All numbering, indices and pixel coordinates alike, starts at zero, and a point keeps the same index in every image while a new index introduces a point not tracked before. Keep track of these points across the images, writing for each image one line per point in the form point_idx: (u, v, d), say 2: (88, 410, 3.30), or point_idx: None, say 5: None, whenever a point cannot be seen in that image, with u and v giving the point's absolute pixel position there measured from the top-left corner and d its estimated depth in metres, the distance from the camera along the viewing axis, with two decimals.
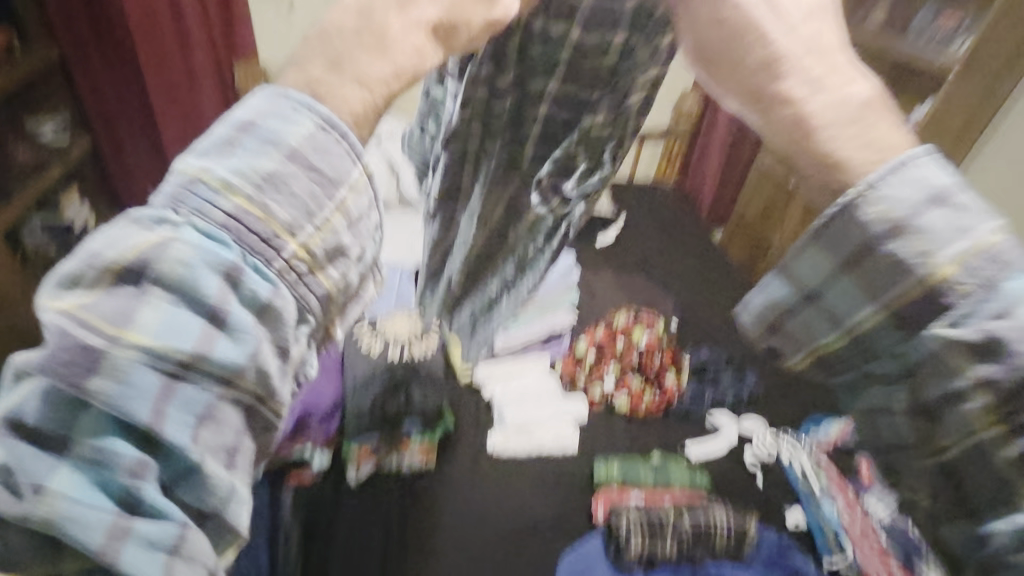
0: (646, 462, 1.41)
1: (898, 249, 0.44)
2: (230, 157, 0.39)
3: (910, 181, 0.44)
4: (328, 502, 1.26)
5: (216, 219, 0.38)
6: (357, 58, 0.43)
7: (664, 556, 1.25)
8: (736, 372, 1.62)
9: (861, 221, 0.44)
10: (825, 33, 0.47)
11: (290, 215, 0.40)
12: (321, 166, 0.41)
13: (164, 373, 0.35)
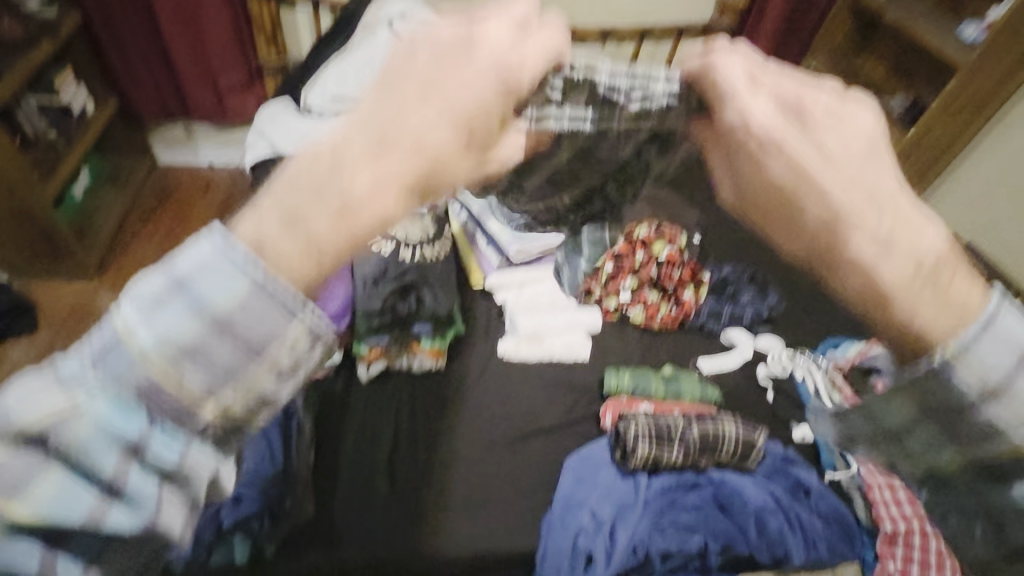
0: (657, 375, 1.38)
1: (995, 415, 0.44)
2: (151, 321, 0.38)
3: (1003, 340, 0.42)
4: (341, 400, 1.28)
5: (126, 392, 0.37)
6: (310, 218, 0.38)
7: (669, 463, 1.23)
8: (756, 291, 1.63)
9: (951, 383, 0.44)
10: (879, 177, 0.47)
11: (204, 386, 0.38)
12: (247, 339, 0.38)
13: (47, 544, 0.37)
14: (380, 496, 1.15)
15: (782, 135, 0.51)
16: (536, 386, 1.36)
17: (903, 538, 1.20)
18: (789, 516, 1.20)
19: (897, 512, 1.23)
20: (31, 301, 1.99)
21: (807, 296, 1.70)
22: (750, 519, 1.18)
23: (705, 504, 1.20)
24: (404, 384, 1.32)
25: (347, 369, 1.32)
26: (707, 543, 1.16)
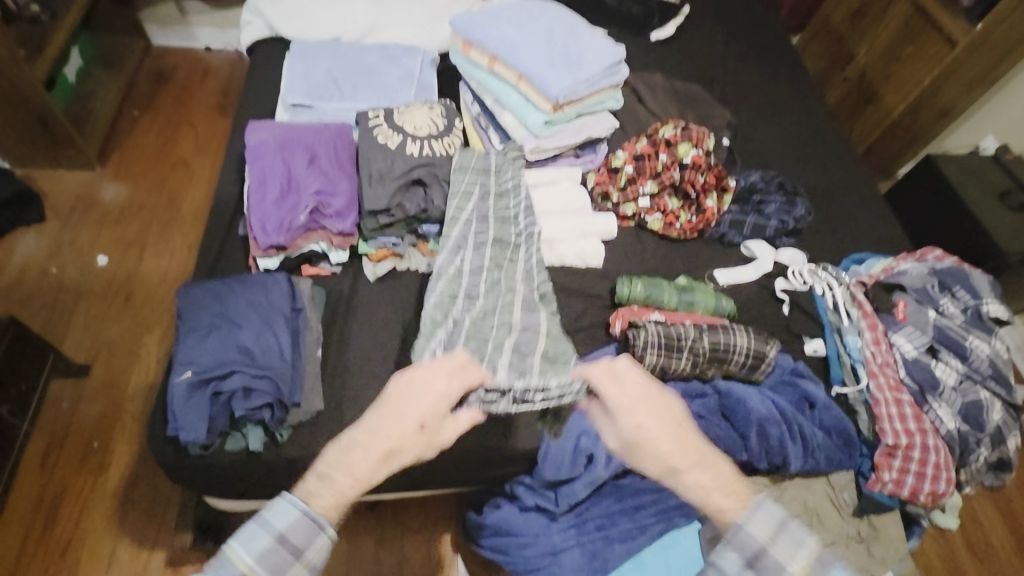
0: (670, 283, 1.35)
1: (782, 554, 0.78)
2: (246, 545, 0.74)
3: (765, 517, 0.80)
4: (348, 300, 1.28)
5: (230, 574, 0.72)
6: (345, 470, 0.77)
7: (677, 372, 1.20)
8: (785, 201, 1.54)
9: (750, 542, 0.80)
10: (666, 434, 0.83)
11: (268, 573, 0.73)
12: (296, 549, 0.74)
13: None
14: None
15: (625, 400, 0.85)
16: None
17: (903, 450, 1.21)
18: (792, 427, 1.21)
19: (902, 426, 1.22)
20: (37, 190, 1.96)
21: (835, 209, 1.62)
22: (754, 428, 1.18)
23: (709, 413, 1.20)
24: (413, 286, 1.33)
25: (355, 268, 1.33)
26: None
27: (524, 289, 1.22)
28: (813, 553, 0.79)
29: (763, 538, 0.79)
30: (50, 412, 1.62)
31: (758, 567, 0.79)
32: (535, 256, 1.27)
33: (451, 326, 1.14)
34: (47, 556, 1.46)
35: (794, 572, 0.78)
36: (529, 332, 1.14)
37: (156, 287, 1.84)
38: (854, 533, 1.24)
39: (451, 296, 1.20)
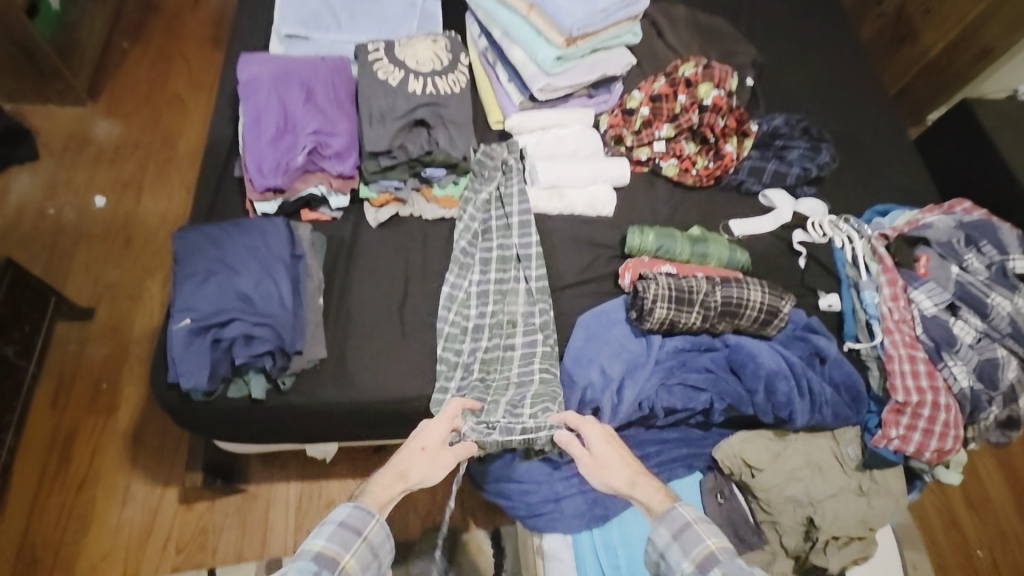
0: (684, 234, 1.29)
1: (688, 534, 0.90)
2: (317, 535, 0.89)
3: (677, 511, 0.93)
4: (349, 247, 1.24)
5: (309, 554, 0.87)
6: (380, 484, 0.95)
7: (686, 326, 1.17)
8: (809, 147, 1.45)
9: (665, 527, 0.92)
10: (620, 462, 0.99)
11: (337, 547, 0.88)
12: (357, 527, 0.90)
13: None
14: (392, 343, 1.15)
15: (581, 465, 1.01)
16: (554, 241, 1.31)
17: (913, 407, 1.20)
18: (801, 383, 1.19)
19: (914, 383, 1.20)
20: (28, 127, 1.90)
21: (860, 157, 1.53)
22: (760, 383, 1.16)
23: (716, 367, 1.18)
24: (417, 233, 1.28)
25: (357, 213, 1.28)
26: (713, 402, 1.17)
27: (526, 310, 1.21)
28: (718, 541, 0.89)
29: (690, 516, 0.91)
30: (57, 354, 1.64)
31: (681, 542, 0.90)
32: (536, 271, 1.23)
33: (464, 367, 1.15)
34: (64, 491, 1.51)
35: (701, 547, 0.88)
36: (531, 367, 1.16)
37: (156, 230, 1.81)
38: (856, 486, 1.25)
39: (461, 330, 1.19)
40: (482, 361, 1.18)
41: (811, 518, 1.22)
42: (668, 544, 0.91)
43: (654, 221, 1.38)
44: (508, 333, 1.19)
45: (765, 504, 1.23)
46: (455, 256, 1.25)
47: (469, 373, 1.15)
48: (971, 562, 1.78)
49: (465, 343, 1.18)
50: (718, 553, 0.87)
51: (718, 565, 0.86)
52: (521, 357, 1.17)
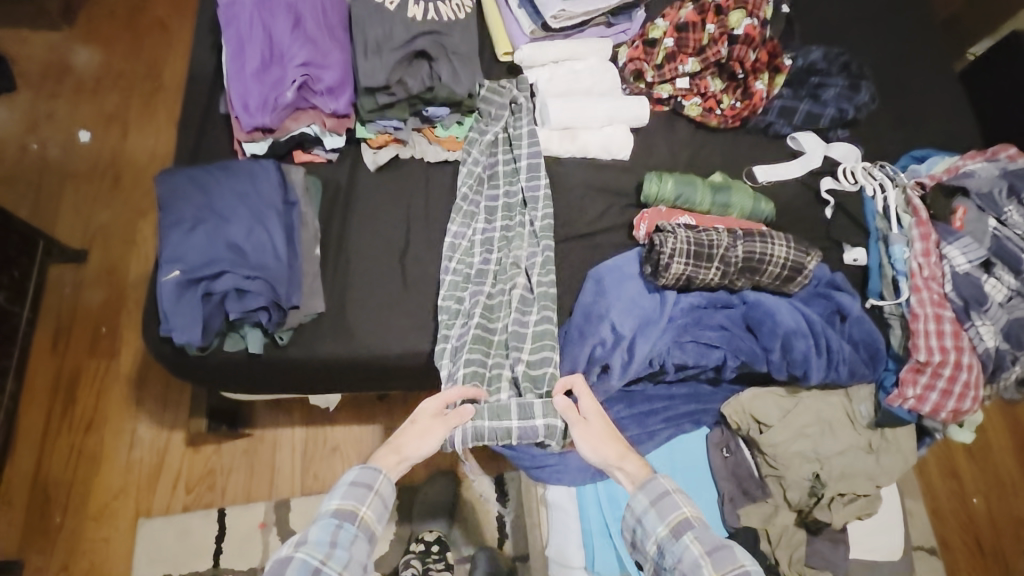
0: (705, 181, 1.20)
1: (666, 501, 0.94)
2: (333, 493, 0.92)
3: (654, 481, 0.97)
4: (346, 192, 1.16)
5: (329, 509, 0.90)
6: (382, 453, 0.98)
7: (703, 282, 1.11)
8: (847, 85, 1.33)
9: (643, 494, 0.96)
10: (611, 434, 1.02)
11: (355, 500, 0.92)
12: (368, 481, 0.93)
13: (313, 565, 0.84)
14: (393, 295, 1.10)
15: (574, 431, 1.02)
16: (565, 187, 1.23)
17: (934, 367, 1.15)
18: (820, 341, 1.14)
19: (938, 343, 1.14)
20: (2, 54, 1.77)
21: (900, 97, 1.41)
22: (777, 341, 1.11)
23: (732, 324, 1.13)
24: (418, 177, 1.20)
25: (353, 156, 1.19)
26: (727, 359, 1.13)
27: (530, 252, 1.14)
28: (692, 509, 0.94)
29: (670, 485, 0.95)
30: (53, 297, 1.61)
31: (659, 508, 0.94)
32: (541, 212, 1.16)
33: (465, 314, 1.10)
34: (71, 433, 1.52)
35: (676, 511, 0.93)
36: (531, 312, 1.11)
37: (145, 167, 1.72)
38: (865, 442, 1.22)
39: (462, 278, 1.12)
40: (485, 308, 1.11)
41: (818, 475, 1.20)
42: (645, 510, 0.95)
43: (672, 166, 1.29)
44: (512, 278, 1.12)
45: (772, 460, 1.21)
46: (456, 202, 1.17)
47: (471, 319, 1.09)
48: (966, 508, 1.80)
49: (466, 292, 1.11)
50: (692, 518, 0.93)
51: (692, 530, 0.91)
52: (521, 300, 1.11)
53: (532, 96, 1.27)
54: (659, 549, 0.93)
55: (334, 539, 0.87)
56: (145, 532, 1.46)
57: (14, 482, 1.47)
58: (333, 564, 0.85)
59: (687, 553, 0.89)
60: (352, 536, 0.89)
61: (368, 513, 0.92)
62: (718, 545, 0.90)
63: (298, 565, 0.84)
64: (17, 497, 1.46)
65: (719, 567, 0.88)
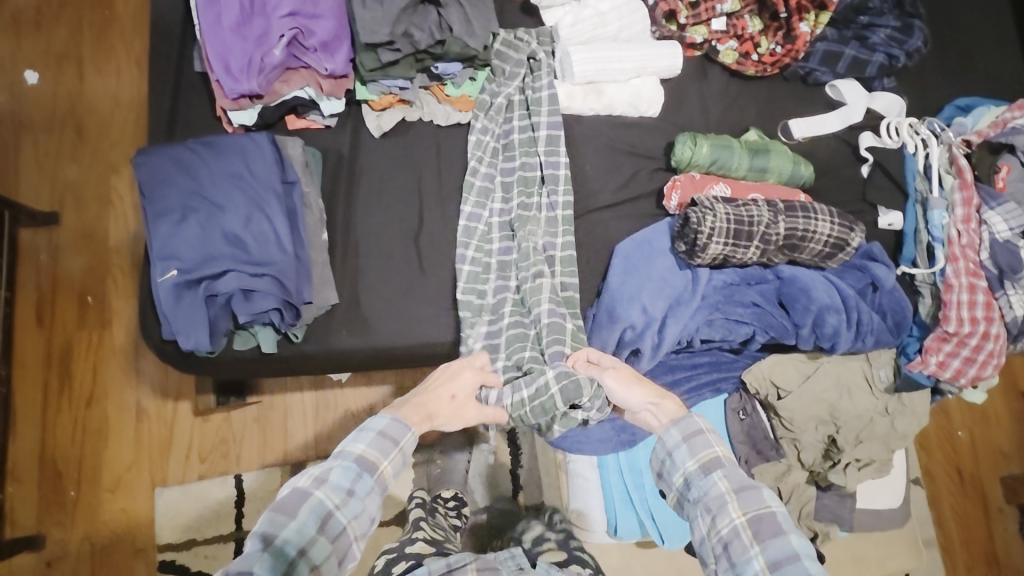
0: (741, 144, 1.11)
1: (704, 438, 0.87)
2: (357, 440, 0.85)
3: (686, 423, 0.89)
4: (350, 164, 1.04)
5: (351, 455, 0.83)
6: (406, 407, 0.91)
7: (740, 260, 1.06)
8: (899, 26, 1.21)
9: (678, 432, 0.89)
10: (640, 379, 0.96)
11: (376, 451, 0.85)
12: (396, 437, 0.87)
13: (326, 506, 0.79)
14: (410, 281, 1.03)
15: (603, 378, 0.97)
16: (589, 151, 1.12)
17: (961, 336, 1.14)
18: (852, 317, 1.10)
19: (968, 314, 1.12)
20: None
21: (946, 36, 1.29)
22: (809, 318, 1.07)
23: (765, 301, 1.08)
24: (429, 142, 1.08)
25: (355, 118, 1.06)
26: (755, 335, 1.10)
27: (546, 240, 1.06)
28: (725, 450, 0.87)
29: (705, 423, 0.88)
30: (29, 265, 1.49)
31: (690, 445, 0.87)
32: (562, 196, 1.07)
33: (491, 312, 1.04)
34: (73, 408, 1.47)
35: (712, 450, 0.86)
36: (563, 311, 1.03)
37: (110, 115, 1.55)
38: (883, 406, 1.22)
39: (483, 268, 1.05)
40: (515, 304, 1.05)
41: (833, 438, 1.22)
42: (676, 444, 0.88)
43: (704, 122, 1.19)
44: (534, 267, 1.04)
45: (788, 422, 1.20)
46: (466, 179, 1.06)
47: (501, 320, 1.04)
48: (951, 441, 1.89)
49: (489, 283, 1.05)
50: (726, 456, 0.86)
51: (721, 469, 0.84)
52: (551, 289, 1.04)
53: (552, 47, 1.13)
54: (684, 484, 0.87)
55: (352, 488, 0.81)
56: (162, 500, 1.46)
57: (20, 460, 1.44)
58: (345, 513, 0.80)
59: (713, 490, 0.83)
60: (368, 488, 0.83)
61: (387, 469, 0.85)
62: (745, 483, 0.83)
63: (316, 502, 0.78)
64: (27, 474, 1.44)
65: (744, 505, 0.80)
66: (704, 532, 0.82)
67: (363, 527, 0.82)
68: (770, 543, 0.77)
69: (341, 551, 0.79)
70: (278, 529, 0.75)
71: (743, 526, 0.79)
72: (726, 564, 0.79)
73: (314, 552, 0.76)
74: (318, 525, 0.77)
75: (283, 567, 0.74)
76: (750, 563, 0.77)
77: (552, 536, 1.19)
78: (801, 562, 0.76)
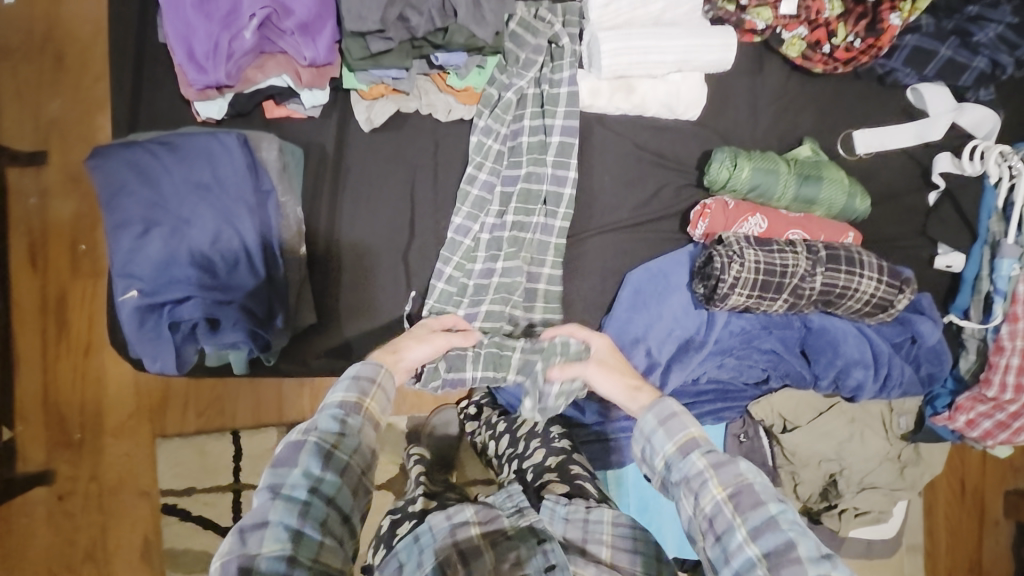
0: (790, 166, 0.94)
1: (677, 417, 0.74)
2: (338, 385, 0.72)
3: (657, 410, 0.76)
4: (335, 163, 0.93)
5: (337, 395, 0.71)
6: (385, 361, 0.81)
7: (764, 309, 0.94)
8: (1015, 23, 0.98)
9: (651, 421, 0.75)
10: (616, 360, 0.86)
11: (356, 390, 0.72)
12: (371, 375, 0.74)
13: (323, 449, 0.66)
14: (394, 296, 0.95)
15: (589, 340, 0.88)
16: (609, 160, 0.98)
17: (999, 401, 1.01)
18: (880, 372, 0.99)
19: (1015, 381, 0.98)
20: None
21: None
22: (832, 372, 0.98)
23: (784, 349, 0.99)
24: (425, 141, 0.95)
25: (341, 106, 0.92)
26: (769, 379, 1.02)
27: (541, 269, 0.96)
28: (700, 431, 0.73)
29: (678, 405, 0.76)
30: (16, 207, 1.25)
31: (667, 428, 0.74)
32: (561, 220, 0.95)
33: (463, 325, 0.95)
34: (71, 355, 1.27)
35: (686, 432, 0.73)
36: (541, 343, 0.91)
37: (92, 42, 1.25)
38: (894, 453, 1.08)
39: (458, 289, 0.95)
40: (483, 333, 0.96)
41: (835, 477, 1.06)
42: (653, 430, 0.75)
43: (750, 130, 1.01)
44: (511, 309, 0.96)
45: (789, 453, 1.03)
46: (462, 188, 0.94)
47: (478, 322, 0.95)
48: None
49: (461, 307, 0.95)
50: (700, 435, 0.72)
51: (699, 449, 0.71)
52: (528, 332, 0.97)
53: (580, 28, 0.94)
54: (664, 469, 0.73)
55: (343, 428, 0.68)
56: (164, 451, 1.28)
57: (23, 397, 1.26)
58: (346, 451, 0.67)
59: (693, 471, 0.69)
60: (360, 427, 0.70)
61: (374, 406, 0.72)
62: (724, 457, 0.69)
63: (313, 450, 0.65)
64: (32, 415, 1.26)
65: (723, 480, 0.67)
66: (689, 512, 0.68)
67: (368, 458, 0.69)
68: (752, 512, 0.64)
69: (355, 479, 0.67)
70: (285, 483, 0.63)
71: (725, 502, 0.66)
72: (712, 542, 0.66)
73: (326, 488, 0.65)
74: (322, 465, 0.65)
75: (298, 509, 0.62)
76: (733, 535, 0.64)
77: (553, 465, 0.97)
78: (782, 528, 0.62)
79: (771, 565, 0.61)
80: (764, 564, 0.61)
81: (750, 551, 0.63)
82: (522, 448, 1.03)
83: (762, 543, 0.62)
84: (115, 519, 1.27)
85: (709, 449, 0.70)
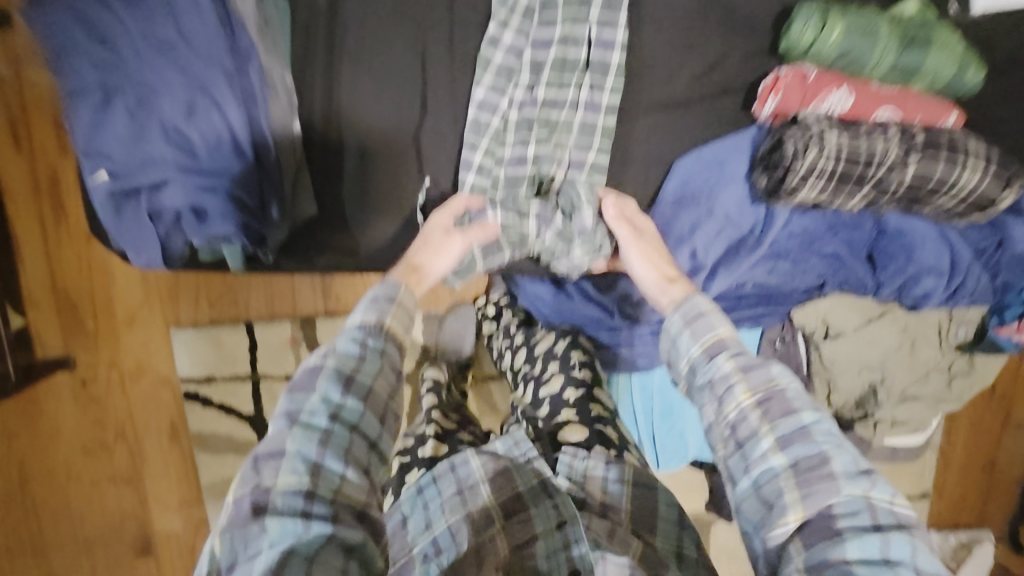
0: (891, 25, 0.75)
1: (709, 315, 0.69)
2: (359, 310, 0.69)
3: (686, 309, 0.71)
4: (329, 16, 0.76)
5: (356, 321, 0.68)
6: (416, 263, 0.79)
7: (835, 206, 0.81)
8: None
9: (681, 320, 0.71)
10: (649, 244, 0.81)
11: (375, 315, 0.68)
12: (391, 294, 0.71)
13: (340, 381, 0.61)
14: (407, 185, 0.82)
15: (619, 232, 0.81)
16: (663, 19, 0.80)
17: None
18: (954, 281, 0.88)
19: None
20: None
21: None
22: (898, 280, 0.88)
23: (848, 253, 0.87)
24: None
25: None
26: (824, 284, 0.90)
27: (577, 156, 0.82)
28: (730, 332, 0.68)
29: (708, 305, 0.70)
30: None
31: (694, 329, 0.69)
32: (608, 94, 0.80)
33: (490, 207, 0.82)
34: (73, 241, 1.13)
35: (714, 331, 0.68)
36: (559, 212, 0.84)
37: None
38: (945, 364, 0.99)
39: (491, 181, 0.82)
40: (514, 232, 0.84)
41: (875, 387, 0.96)
42: (679, 333, 0.71)
43: None
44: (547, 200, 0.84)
45: (828, 362, 0.94)
46: (483, 52, 0.78)
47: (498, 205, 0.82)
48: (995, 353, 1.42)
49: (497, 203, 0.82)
50: (731, 335, 0.67)
51: (726, 351, 0.65)
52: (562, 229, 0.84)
53: None
54: (688, 373, 0.68)
55: (364, 351, 0.65)
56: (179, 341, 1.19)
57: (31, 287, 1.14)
58: (366, 376, 0.63)
59: (717, 374, 0.64)
60: (381, 351, 0.66)
61: (395, 326, 0.69)
62: (755, 361, 0.64)
63: (331, 376, 0.61)
64: (44, 303, 1.15)
65: (751, 386, 0.61)
66: (711, 419, 0.63)
67: (393, 382, 0.65)
68: (781, 422, 0.58)
69: (381, 405, 0.63)
70: (303, 411, 0.59)
71: (750, 409, 0.60)
72: (733, 451, 0.60)
73: (348, 414, 0.60)
74: (342, 390, 0.61)
75: (318, 437, 0.57)
76: (758, 444, 0.58)
77: (570, 400, 0.89)
78: (814, 440, 0.57)
79: (799, 478, 0.55)
80: (790, 475, 0.56)
81: (776, 460, 0.57)
82: (539, 370, 0.95)
83: (790, 453, 0.57)
84: (140, 403, 1.20)
85: (738, 352, 0.65)
